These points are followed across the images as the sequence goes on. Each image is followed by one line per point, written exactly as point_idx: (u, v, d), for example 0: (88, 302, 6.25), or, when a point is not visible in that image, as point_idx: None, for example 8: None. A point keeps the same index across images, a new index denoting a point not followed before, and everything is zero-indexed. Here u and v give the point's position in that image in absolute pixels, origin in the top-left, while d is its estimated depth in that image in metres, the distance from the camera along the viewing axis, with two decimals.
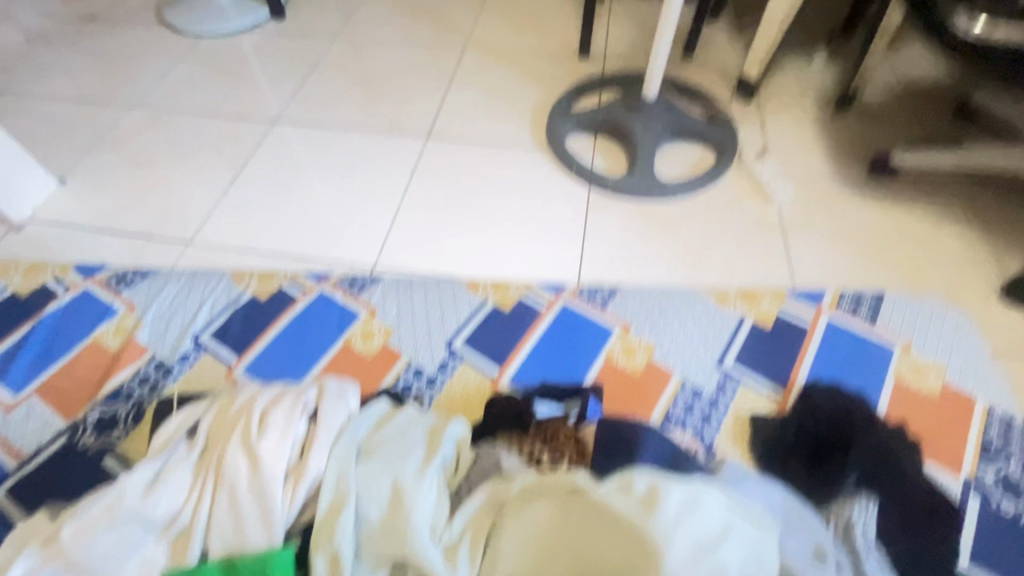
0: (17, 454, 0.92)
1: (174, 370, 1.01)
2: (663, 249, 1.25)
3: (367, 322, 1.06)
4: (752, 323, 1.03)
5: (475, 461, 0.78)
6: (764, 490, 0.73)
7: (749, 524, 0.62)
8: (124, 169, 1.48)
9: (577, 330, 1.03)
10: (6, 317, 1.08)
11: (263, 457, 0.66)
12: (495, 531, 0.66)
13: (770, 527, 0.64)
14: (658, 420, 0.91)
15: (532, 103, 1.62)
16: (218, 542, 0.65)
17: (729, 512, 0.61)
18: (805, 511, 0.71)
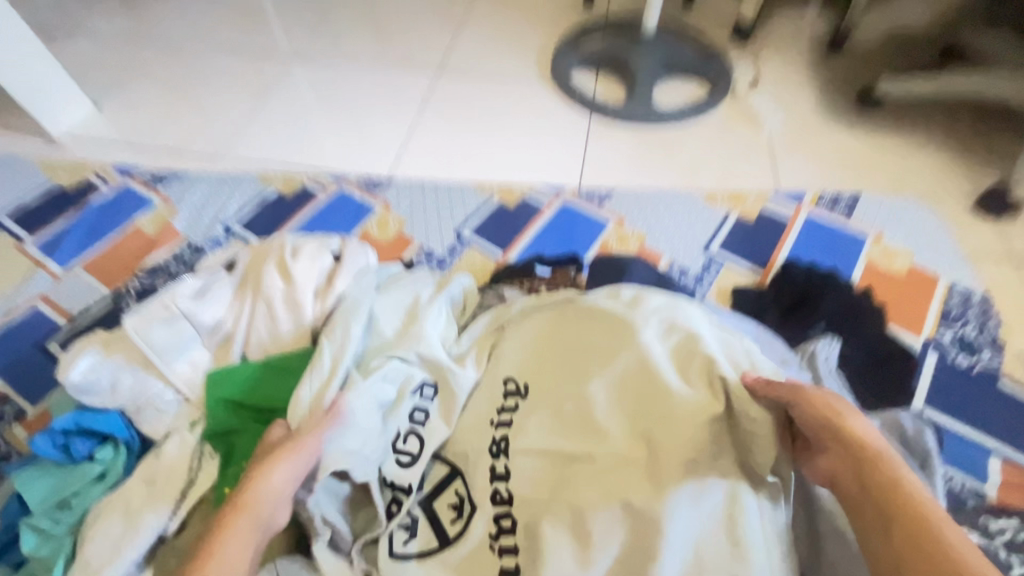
0: (67, 313, 1.01)
1: (207, 250, 1.10)
2: (657, 165, 1.34)
3: (383, 215, 1.16)
4: (736, 217, 1.12)
5: (480, 302, 0.88)
6: (739, 321, 0.83)
7: (723, 327, 0.71)
8: (154, 95, 1.58)
9: (576, 221, 1.12)
10: (55, 206, 1.18)
11: (296, 276, 0.77)
12: (499, 340, 0.76)
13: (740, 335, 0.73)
14: (666, 266, 1.05)
15: (537, 43, 1.70)
16: (257, 348, 0.76)
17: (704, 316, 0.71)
18: (774, 340, 0.81)
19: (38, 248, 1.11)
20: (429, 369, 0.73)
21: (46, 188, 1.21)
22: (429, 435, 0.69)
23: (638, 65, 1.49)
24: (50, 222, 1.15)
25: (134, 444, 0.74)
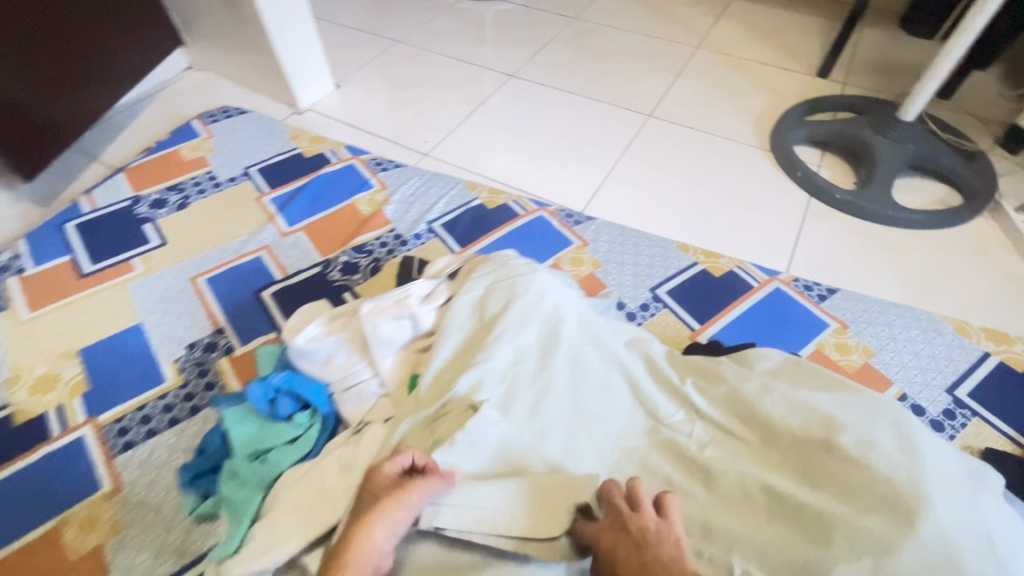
0: (283, 270, 1.11)
1: (408, 243, 1.15)
2: (889, 270, 1.15)
3: (578, 251, 1.12)
4: (997, 362, 0.92)
5: (668, 373, 0.75)
6: (971, 493, 0.55)
7: (954, 487, 0.55)
8: (384, 86, 1.73)
9: (791, 313, 1.00)
10: (291, 167, 1.31)
11: (524, 322, 0.73)
12: (798, 419, 0.64)
13: (961, 495, 0.55)
14: (895, 395, 0.88)
15: (760, 106, 1.59)
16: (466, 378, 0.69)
17: (949, 492, 0.54)
18: (954, 497, 0.54)
19: (272, 203, 1.23)
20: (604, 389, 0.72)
21: (289, 151, 1.34)
22: (615, 405, 0.71)
23: (881, 153, 1.32)
24: (287, 183, 1.27)
25: (331, 420, 0.76)
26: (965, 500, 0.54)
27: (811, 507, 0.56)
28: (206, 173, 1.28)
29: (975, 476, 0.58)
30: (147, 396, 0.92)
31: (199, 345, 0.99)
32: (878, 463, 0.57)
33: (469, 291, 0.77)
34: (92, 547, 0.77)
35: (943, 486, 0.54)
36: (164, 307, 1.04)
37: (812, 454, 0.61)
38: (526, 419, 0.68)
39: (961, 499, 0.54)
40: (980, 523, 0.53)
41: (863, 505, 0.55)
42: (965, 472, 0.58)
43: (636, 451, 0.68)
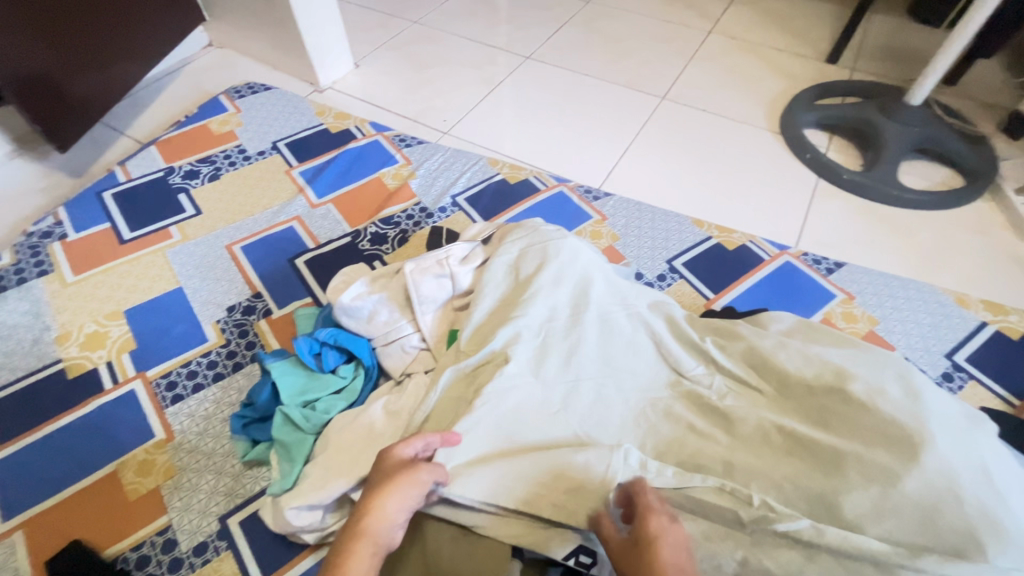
0: (314, 239, 1.15)
1: (434, 215, 1.20)
2: (893, 247, 1.21)
3: (598, 224, 1.17)
4: (993, 330, 0.98)
5: (689, 331, 0.80)
6: (970, 432, 0.61)
7: (955, 427, 0.61)
8: (402, 65, 1.76)
9: (800, 284, 1.06)
10: (319, 142, 1.35)
11: (556, 282, 0.78)
12: (812, 370, 0.70)
13: (961, 433, 0.60)
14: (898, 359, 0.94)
15: (771, 90, 1.63)
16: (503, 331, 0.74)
17: (949, 431, 0.60)
18: (954, 435, 0.60)
19: (301, 176, 1.27)
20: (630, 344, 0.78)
21: (316, 127, 1.39)
22: (640, 359, 0.77)
23: (888, 136, 1.37)
24: (315, 157, 1.31)
25: (374, 372, 0.82)
26: (964, 438, 0.60)
27: (823, 445, 0.62)
28: (236, 146, 1.32)
29: (974, 420, 0.64)
30: (192, 353, 0.97)
31: (239, 308, 1.04)
32: (886, 405, 0.62)
33: (504, 254, 0.82)
34: (150, 488, 0.83)
35: (945, 426, 0.60)
36: (202, 272, 1.09)
37: (825, 401, 0.67)
38: (559, 370, 0.74)
39: (962, 436, 0.60)
40: (978, 457, 0.58)
41: (871, 442, 0.60)
42: (965, 417, 0.63)
43: (661, 399, 0.74)
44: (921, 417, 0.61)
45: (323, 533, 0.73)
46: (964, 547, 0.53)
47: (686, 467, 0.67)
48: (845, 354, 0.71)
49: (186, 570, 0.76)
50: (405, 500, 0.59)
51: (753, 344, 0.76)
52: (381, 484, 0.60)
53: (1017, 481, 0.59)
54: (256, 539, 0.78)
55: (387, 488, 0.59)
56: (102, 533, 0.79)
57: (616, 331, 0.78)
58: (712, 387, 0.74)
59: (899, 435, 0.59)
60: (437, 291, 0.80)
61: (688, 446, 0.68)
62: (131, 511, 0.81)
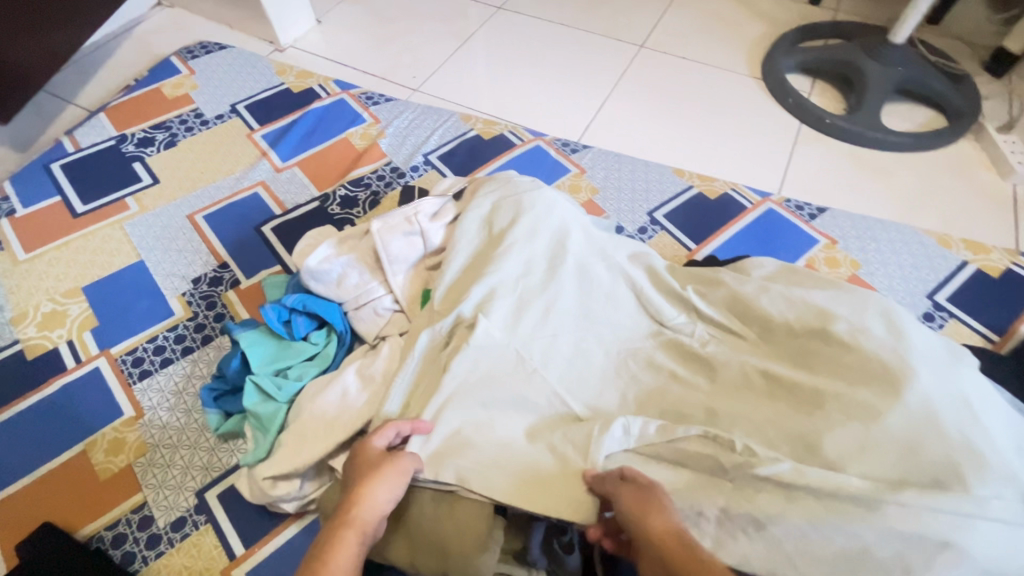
0: (281, 205, 1.10)
1: (406, 175, 1.15)
2: (877, 191, 1.19)
3: (576, 178, 1.13)
4: (975, 269, 0.98)
5: (669, 280, 0.78)
6: (952, 365, 0.60)
7: (939, 362, 0.60)
8: (367, 20, 1.66)
9: (782, 231, 1.04)
10: (280, 103, 1.27)
11: (529, 233, 0.75)
12: (795, 314, 0.68)
13: (946, 368, 0.59)
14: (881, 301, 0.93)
15: (752, 35, 1.57)
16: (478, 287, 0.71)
17: (932, 366, 0.59)
18: (936, 368, 0.59)
19: (263, 139, 1.20)
20: (609, 297, 0.75)
21: (276, 87, 1.31)
22: (621, 311, 0.74)
23: (871, 77, 1.33)
24: (277, 119, 1.24)
25: (347, 337, 0.79)
26: (949, 374, 0.59)
27: (805, 386, 0.61)
28: (192, 110, 1.24)
29: (956, 355, 0.63)
30: (158, 328, 0.93)
31: (205, 280, 0.99)
32: (869, 344, 0.61)
33: (477, 208, 0.78)
34: (122, 466, 0.80)
35: (928, 361, 0.59)
36: (164, 244, 1.04)
37: (807, 344, 0.65)
38: (537, 325, 0.71)
39: (944, 370, 0.59)
40: (963, 392, 0.57)
41: (853, 383, 0.59)
42: (947, 352, 0.62)
43: (642, 350, 0.72)
44: (904, 354, 0.60)
45: (304, 501, 0.71)
46: (946, 481, 0.52)
47: (668, 415, 0.66)
48: (828, 294, 0.70)
49: (165, 546, 0.74)
50: (394, 488, 0.58)
51: (736, 291, 0.74)
52: (366, 474, 0.58)
53: (998, 412, 0.58)
54: (235, 511, 0.76)
55: (376, 479, 0.58)
56: (75, 514, 0.76)
57: (595, 284, 0.75)
58: (693, 335, 0.72)
59: (882, 374, 0.58)
60: (408, 250, 0.77)
61: (669, 395, 0.67)
62: (103, 491, 0.78)
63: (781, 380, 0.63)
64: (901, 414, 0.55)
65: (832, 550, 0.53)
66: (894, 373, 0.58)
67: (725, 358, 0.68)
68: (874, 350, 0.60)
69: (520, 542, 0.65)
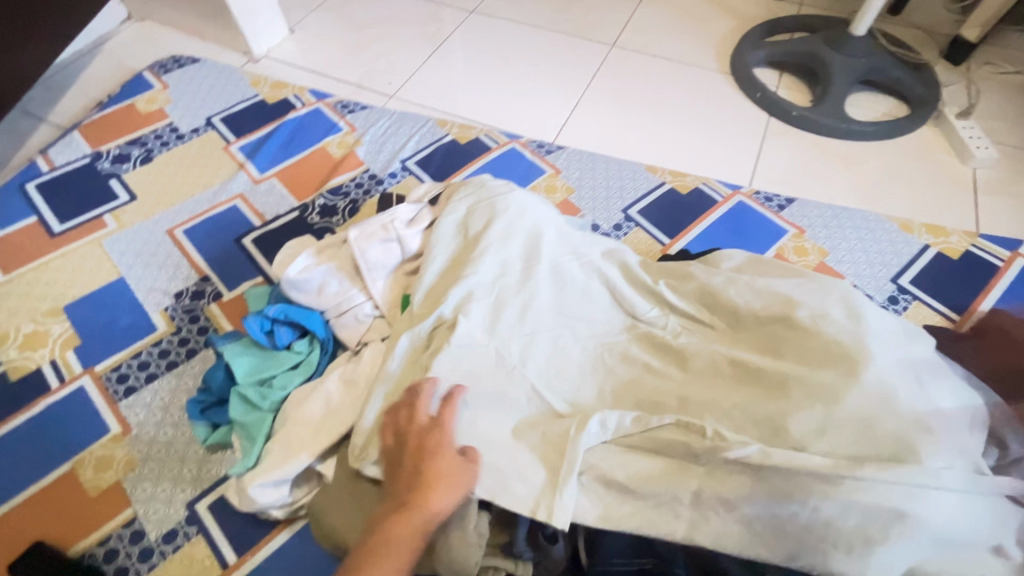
0: (260, 216, 1.11)
1: (384, 182, 1.16)
2: (843, 181, 1.23)
3: (552, 178, 1.15)
4: (936, 252, 1.02)
5: (642, 275, 0.80)
6: (906, 346, 0.63)
7: (895, 342, 0.63)
8: (340, 28, 1.67)
9: (753, 223, 1.07)
10: (256, 114, 1.28)
11: (504, 235, 0.77)
12: (761, 303, 0.71)
13: (901, 348, 0.62)
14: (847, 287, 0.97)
15: (720, 31, 1.61)
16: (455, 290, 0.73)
17: (888, 347, 0.62)
18: (891, 348, 0.62)
19: (240, 151, 1.21)
20: (584, 294, 0.77)
21: (251, 99, 1.31)
22: (595, 308, 0.77)
23: (835, 69, 1.37)
24: (253, 130, 1.25)
25: (329, 344, 0.80)
26: (904, 354, 0.62)
27: (770, 372, 0.64)
28: (167, 125, 1.25)
29: (911, 336, 0.66)
30: (141, 344, 0.94)
31: (187, 294, 1.00)
32: (829, 329, 0.64)
33: (452, 212, 0.80)
34: (111, 483, 0.81)
35: (883, 343, 0.62)
36: (144, 260, 1.04)
37: (772, 331, 0.68)
38: (515, 324, 0.73)
39: (899, 350, 0.62)
40: (916, 370, 0.61)
41: (815, 366, 0.62)
42: (903, 333, 0.66)
43: (617, 344, 0.74)
44: (862, 337, 0.63)
45: (293, 506, 0.73)
46: (901, 455, 0.55)
47: (643, 406, 0.68)
48: (791, 282, 0.73)
49: (158, 558, 0.75)
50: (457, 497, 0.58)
51: (705, 283, 0.76)
52: (434, 481, 0.58)
53: (950, 388, 0.61)
54: (225, 521, 0.77)
55: (445, 487, 0.57)
56: (66, 532, 0.77)
57: (570, 282, 0.77)
58: (664, 328, 0.75)
59: (842, 356, 0.61)
60: (386, 257, 0.78)
61: (644, 387, 0.70)
62: (93, 508, 0.79)
63: (748, 367, 0.66)
64: (860, 394, 0.58)
65: (797, 526, 0.56)
66: (853, 355, 0.61)
67: (695, 348, 0.71)
68: (833, 335, 0.63)
69: (506, 536, 0.67)
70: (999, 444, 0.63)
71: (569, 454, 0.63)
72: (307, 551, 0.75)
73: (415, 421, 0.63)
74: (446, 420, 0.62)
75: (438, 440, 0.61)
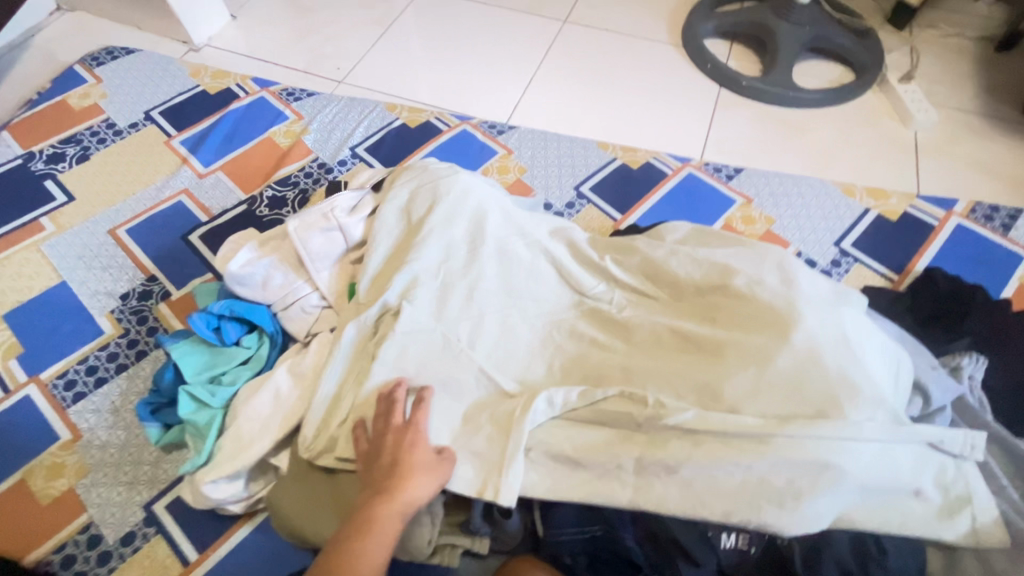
0: (206, 211, 1.08)
1: (334, 170, 1.14)
2: (791, 149, 1.25)
3: (504, 159, 1.15)
4: (876, 215, 1.05)
5: (588, 250, 0.81)
6: (836, 306, 0.66)
7: (824, 303, 0.66)
8: (284, 12, 1.61)
9: (702, 195, 1.08)
10: (197, 106, 1.24)
11: (447, 219, 0.77)
12: (701, 273, 0.72)
13: (830, 309, 0.65)
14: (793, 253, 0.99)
15: (672, 3, 1.60)
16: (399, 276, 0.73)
17: (818, 308, 0.64)
18: (820, 309, 0.64)
19: (182, 145, 1.17)
20: (530, 274, 0.78)
21: (191, 90, 1.27)
22: (542, 286, 0.78)
23: (782, 38, 1.38)
24: (195, 123, 1.21)
25: (279, 337, 0.79)
26: (833, 315, 0.64)
27: (708, 339, 0.66)
28: (103, 121, 1.20)
29: (841, 296, 0.69)
30: (88, 348, 0.92)
31: (133, 295, 0.97)
32: (762, 294, 0.66)
33: (394, 198, 0.79)
34: (64, 490, 0.79)
35: (813, 305, 0.64)
36: (86, 262, 1.01)
37: (711, 300, 0.70)
38: (462, 307, 0.73)
39: (828, 311, 0.64)
40: (843, 329, 0.63)
41: (749, 331, 0.64)
42: (833, 294, 0.68)
43: (565, 320, 0.76)
44: (793, 300, 0.65)
45: (251, 501, 0.73)
46: (828, 411, 0.58)
47: (589, 380, 0.70)
48: (730, 251, 0.74)
49: (117, 561, 0.75)
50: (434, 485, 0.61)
51: (649, 256, 0.78)
52: (411, 471, 0.60)
53: (876, 344, 0.64)
54: (184, 520, 0.77)
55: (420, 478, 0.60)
56: (19, 542, 0.76)
57: (516, 261, 0.78)
58: (610, 302, 0.76)
59: (774, 320, 0.63)
60: (329, 247, 0.78)
61: (591, 361, 0.71)
62: (46, 516, 0.78)
63: (689, 336, 0.68)
64: (789, 355, 0.60)
65: (732, 484, 0.59)
66: (784, 319, 0.63)
67: (639, 321, 0.72)
68: (767, 300, 0.65)
69: (463, 514, 0.67)
70: (922, 394, 0.66)
71: (516, 431, 0.64)
72: (269, 542, 0.75)
73: (392, 422, 0.64)
74: (420, 420, 0.64)
75: (414, 439, 0.63)
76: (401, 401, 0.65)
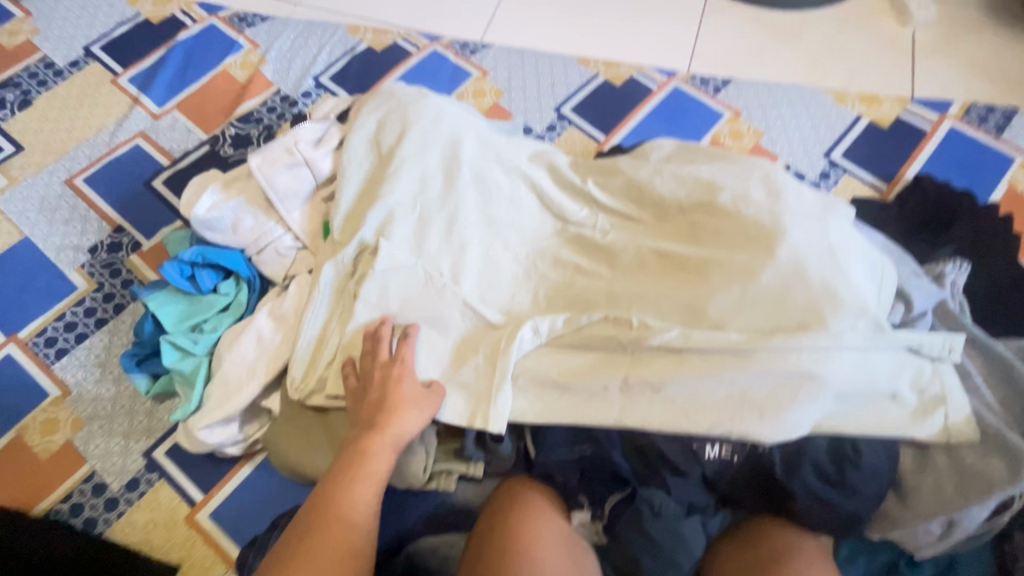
0: (167, 155, 1.02)
1: (298, 103, 1.07)
2: (783, 56, 1.18)
3: (479, 82, 1.08)
4: (868, 122, 1.01)
5: (569, 174, 0.78)
6: (822, 217, 0.64)
7: (810, 215, 0.64)
8: None
9: (688, 110, 1.03)
10: (142, 38, 1.13)
11: (420, 147, 0.73)
12: (686, 191, 0.70)
13: (815, 221, 0.63)
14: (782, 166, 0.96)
15: None
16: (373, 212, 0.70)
17: (803, 220, 0.63)
18: (806, 221, 0.63)
19: (131, 83, 1.08)
20: (510, 201, 0.75)
21: (132, 20, 1.15)
22: (523, 213, 0.75)
23: None
24: (142, 57, 1.11)
25: (256, 282, 0.77)
26: (819, 226, 0.63)
27: (693, 258, 0.65)
28: (40, 59, 1.10)
29: (828, 207, 0.67)
30: (64, 304, 0.89)
31: (102, 247, 0.94)
32: (748, 209, 0.64)
33: (361, 128, 0.75)
34: (62, 444, 0.80)
35: (800, 217, 0.63)
36: (47, 216, 0.96)
37: (696, 218, 0.68)
38: (441, 240, 0.71)
39: (814, 223, 0.63)
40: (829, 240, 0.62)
41: (734, 248, 0.63)
42: (820, 205, 0.66)
43: (548, 248, 0.74)
44: (779, 213, 0.63)
45: (248, 443, 0.74)
46: (810, 322, 0.58)
47: (574, 306, 0.69)
48: (716, 166, 0.72)
49: (125, 505, 0.77)
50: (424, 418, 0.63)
51: (632, 177, 0.75)
52: (400, 406, 0.62)
53: (861, 253, 0.64)
54: (186, 464, 0.79)
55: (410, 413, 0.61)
56: (26, 494, 0.77)
57: (494, 189, 0.75)
58: (593, 226, 0.74)
59: (759, 235, 0.62)
60: (296, 183, 0.74)
61: (575, 288, 0.70)
62: (48, 469, 0.79)
63: (673, 257, 0.66)
64: (773, 269, 0.60)
65: (716, 397, 0.60)
66: (769, 233, 0.62)
67: (624, 244, 0.70)
68: (753, 215, 0.64)
69: (458, 442, 0.69)
70: (904, 301, 0.66)
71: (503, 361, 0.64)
72: (270, 479, 0.78)
73: (378, 360, 0.64)
74: (404, 357, 0.65)
75: (400, 374, 0.63)
76: (387, 339, 0.65)
